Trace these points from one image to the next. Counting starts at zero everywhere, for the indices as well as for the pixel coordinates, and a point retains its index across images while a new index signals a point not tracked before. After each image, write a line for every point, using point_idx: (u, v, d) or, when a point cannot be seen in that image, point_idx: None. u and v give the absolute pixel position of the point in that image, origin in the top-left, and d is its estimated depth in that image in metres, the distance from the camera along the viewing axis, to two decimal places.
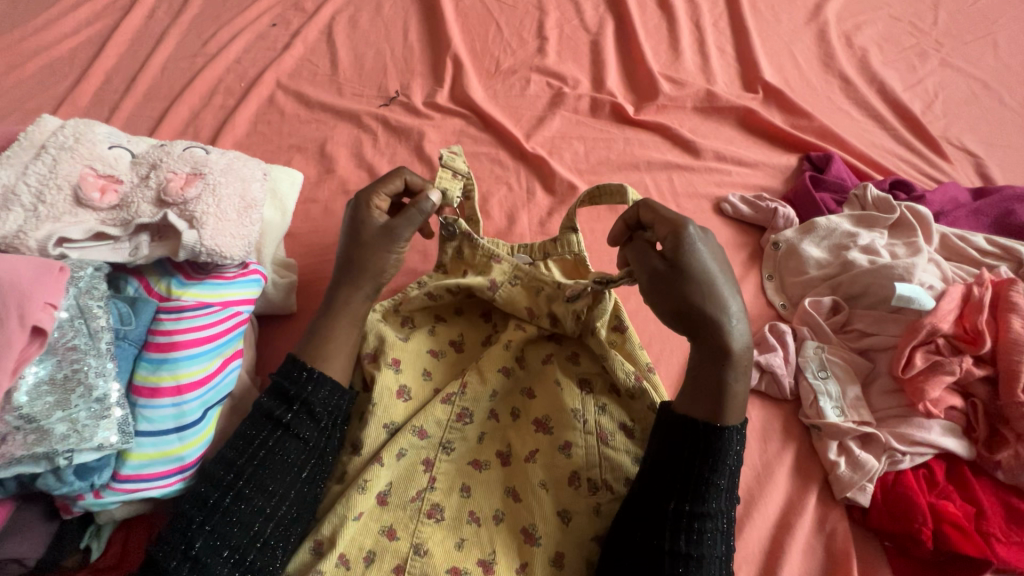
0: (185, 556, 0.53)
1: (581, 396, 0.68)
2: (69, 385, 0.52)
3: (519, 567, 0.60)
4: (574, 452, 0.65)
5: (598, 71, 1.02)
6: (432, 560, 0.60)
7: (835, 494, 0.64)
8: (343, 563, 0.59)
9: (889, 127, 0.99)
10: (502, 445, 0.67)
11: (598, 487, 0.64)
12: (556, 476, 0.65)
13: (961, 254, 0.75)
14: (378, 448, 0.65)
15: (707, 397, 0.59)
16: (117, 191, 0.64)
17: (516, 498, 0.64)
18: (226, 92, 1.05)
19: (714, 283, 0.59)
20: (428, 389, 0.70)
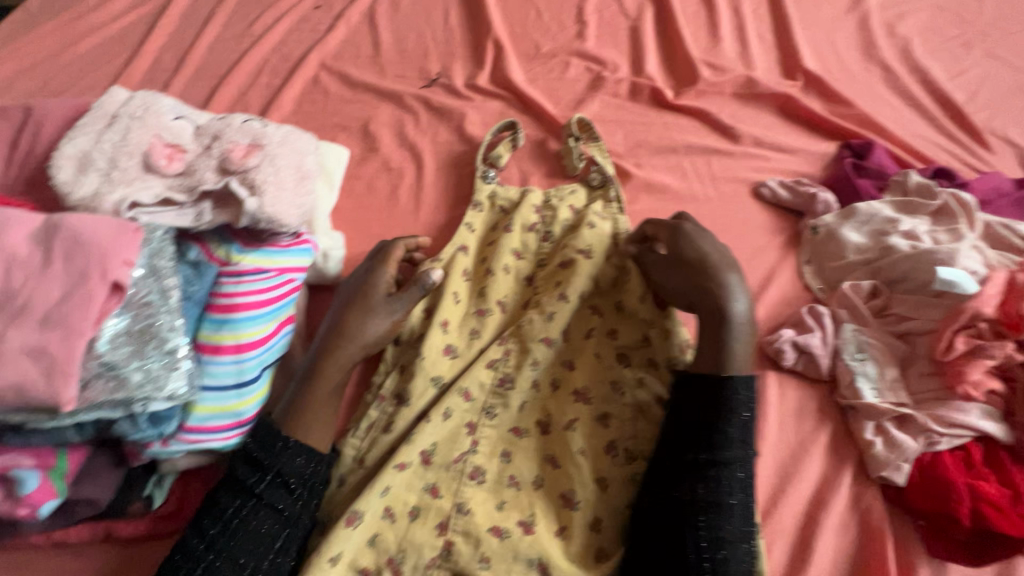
0: (212, 549, 0.57)
1: (621, 369, 0.71)
2: (144, 337, 0.55)
3: (557, 530, 0.63)
4: (612, 423, 0.68)
5: (637, 56, 1.02)
6: (474, 518, 0.63)
7: (870, 474, 0.65)
8: (389, 515, 0.63)
9: (931, 116, 0.98)
10: (542, 413, 0.69)
11: (634, 457, 0.66)
12: (594, 445, 0.66)
13: (1006, 242, 0.74)
14: (425, 404, 0.69)
15: (709, 357, 0.63)
16: (183, 160, 0.67)
17: (556, 465, 0.66)
18: (271, 72, 1.08)
19: (711, 262, 0.66)
20: (475, 352, 0.72)
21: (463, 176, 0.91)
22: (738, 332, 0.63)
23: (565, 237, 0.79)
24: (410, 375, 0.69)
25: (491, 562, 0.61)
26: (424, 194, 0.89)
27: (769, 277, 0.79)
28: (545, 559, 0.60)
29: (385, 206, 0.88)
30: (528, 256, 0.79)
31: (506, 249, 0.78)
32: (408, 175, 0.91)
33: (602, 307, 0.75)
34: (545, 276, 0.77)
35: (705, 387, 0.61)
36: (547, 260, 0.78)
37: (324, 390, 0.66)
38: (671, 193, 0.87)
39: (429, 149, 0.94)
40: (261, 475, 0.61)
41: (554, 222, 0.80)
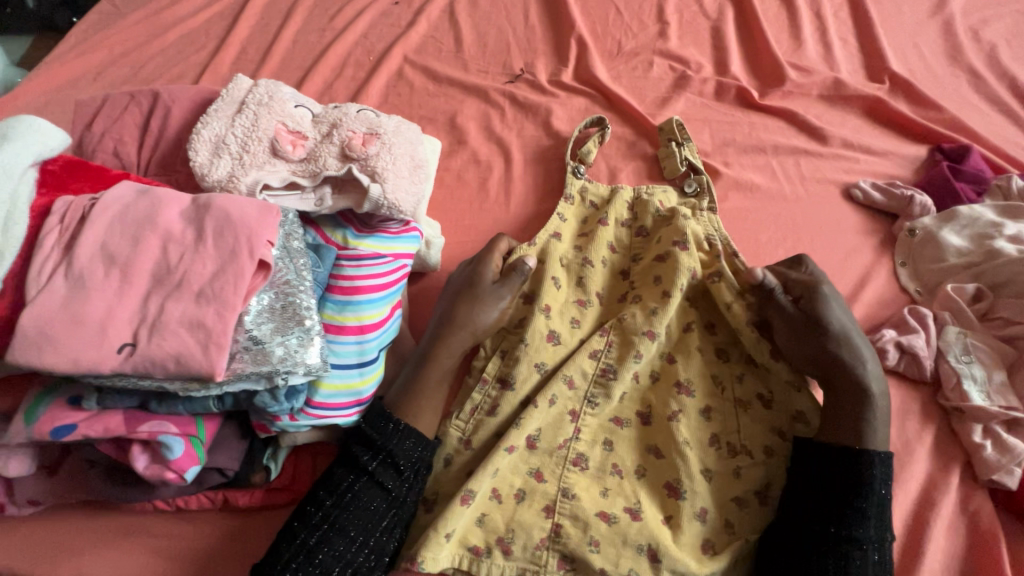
0: (326, 517, 0.59)
1: (720, 365, 0.72)
2: (285, 314, 0.58)
3: (663, 519, 0.64)
4: (714, 416, 0.68)
5: (720, 55, 1.03)
6: (580, 503, 0.64)
7: (978, 476, 0.65)
8: (496, 496, 0.65)
9: (1021, 122, 0.97)
10: (643, 405, 0.70)
11: (737, 451, 0.67)
12: (698, 437, 0.67)
13: None
14: (530, 390, 0.70)
15: (849, 424, 0.63)
16: (305, 146, 0.70)
17: (660, 455, 0.67)
18: (356, 65, 1.11)
19: (851, 339, 0.66)
20: (577, 343, 0.73)
21: (551, 170, 0.92)
22: (878, 413, 0.63)
23: (664, 226, 0.78)
24: (513, 360, 0.70)
25: (601, 546, 0.62)
26: (513, 186, 0.91)
27: (864, 278, 0.79)
28: (656, 546, 0.61)
29: (476, 198, 0.90)
30: (620, 250, 0.80)
31: (595, 243, 0.79)
32: (496, 168, 0.93)
33: (696, 301, 0.75)
34: (642, 269, 0.77)
35: (848, 466, 0.61)
36: (642, 253, 0.79)
37: (433, 374, 0.68)
38: (760, 192, 0.87)
39: (516, 143, 0.96)
40: (376, 453, 0.62)
41: (645, 215, 0.81)
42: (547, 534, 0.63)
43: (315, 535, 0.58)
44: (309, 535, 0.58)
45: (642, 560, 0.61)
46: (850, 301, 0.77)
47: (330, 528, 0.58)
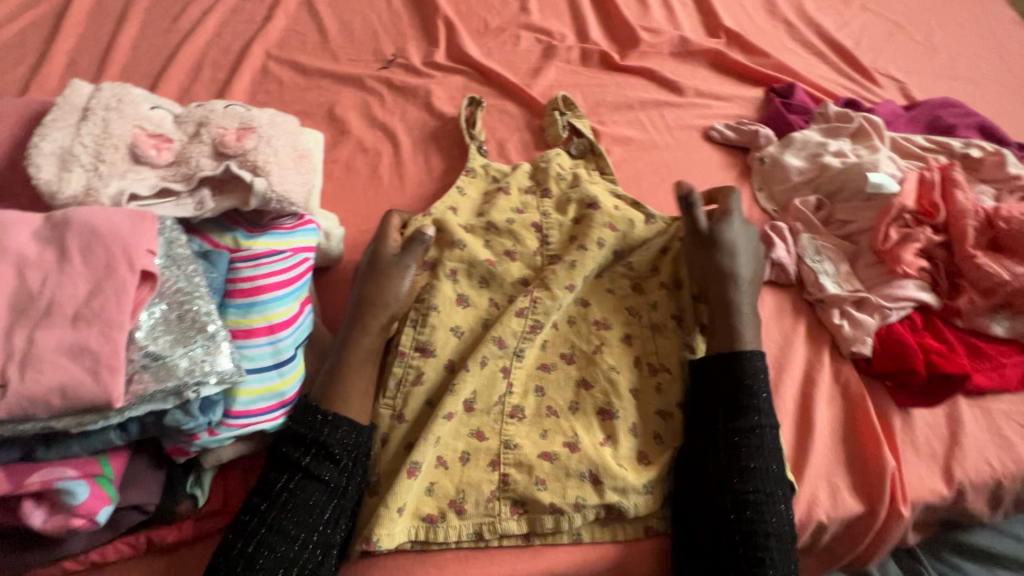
0: (263, 519, 0.57)
1: (633, 296, 0.78)
2: (184, 324, 0.54)
3: (603, 439, 0.69)
4: (635, 340, 0.75)
5: (580, 25, 1.10)
6: (522, 450, 0.67)
7: (843, 351, 0.78)
8: (442, 463, 0.66)
9: (829, 61, 1.15)
10: (568, 347, 0.75)
11: (658, 369, 0.74)
12: (624, 363, 0.73)
13: (908, 150, 0.90)
14: (457, 355, 0.72)
15: (724, 333, 0.72)
16: (172, 149, 0.65)
17: (589, 388, 0.72)
18: (213, 66, 1.04)
19: (734, 252, 0.76)
20: (498, 304, 0.75)
21: (440, 149, 0.93)
22: (744, 316, 0.72)
23: (573, 190, 0.83)
24: (430, 329, 0.72)
25: (547, 484, 0.65)
26: (406, 169, 0.91)
27: None
28: (597, 470, 0.66)
29: (370, 185, 0.89)
30: (529, 210, 0.82)
31: (497, 207, 0.81)
32: (386, 153, 0.92)
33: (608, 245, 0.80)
34: (554, 226, 0.80)
35: (727, 366, 0.69)
36: (551, 213, 0.82)
37: (358, 355, 0.67)
38: (635, 144, 0.95)
39: (402, 127, 0.95)
40: (307, 449, 0.61)
41: (548, 180, 0.85)
42: (496, 486, 0.66)
43: (253, 541, 0.56)
44: (247, 543, 0.56)
45: (586, 486, 0.65)
46: None
47: (269, 532, 0.57)
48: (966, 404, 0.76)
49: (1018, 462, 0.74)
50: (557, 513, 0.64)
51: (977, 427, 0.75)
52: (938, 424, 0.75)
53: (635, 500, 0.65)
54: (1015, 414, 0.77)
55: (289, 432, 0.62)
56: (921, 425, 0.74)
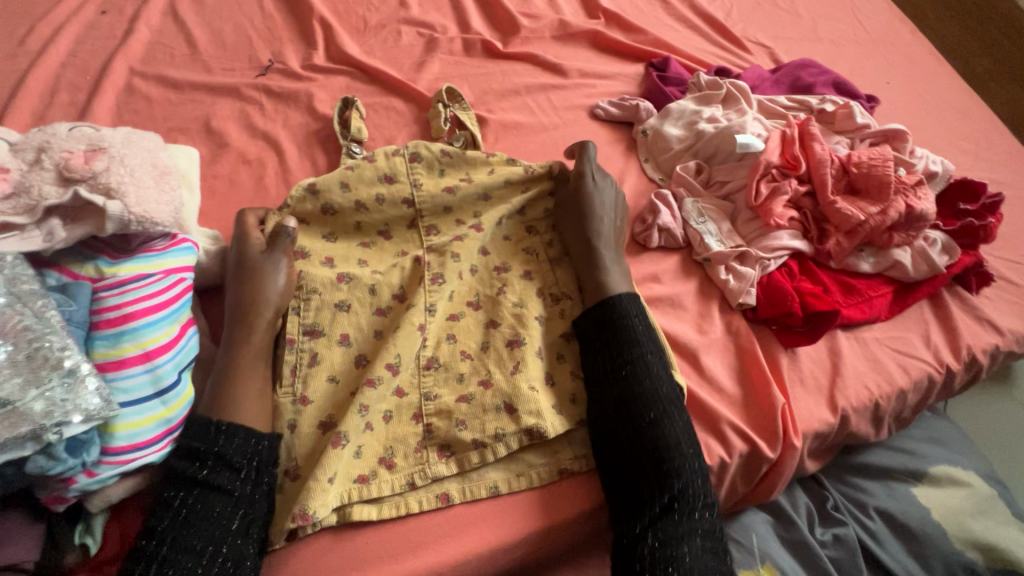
0: (162, 539, 0.55)
1: (529, 238, 0.83)
2: (34, 364, 0.50)
3: (513, 368, 0.71)
4: (534, 275, 0.80)
5: (460, 16, 1.10)
6: (441, 398, 0.69)
7: (732, 304, 0.82)
8: (368, 424, 0.66)
9: (703, 33, 1.21)
10: (471, 293, 0.77)
11: (559, 297, 0.79)
12: (527, 298, 0.76)
13: (773, 111, 0.96)
14: (351, 329, 0.72)
15: (592, 285, 0.76)
16: (8, 179, 0.59)
17: (497, 326, 0.74)
18: (71, 88, 0.96)
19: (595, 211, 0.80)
20: (385, 278, 0.75)
21: (328, 153, 0.91)
22: (608, 267, 0.77)
23: (445, 159, 0.83)
24: (314, 309, 0.72)
25: (467, 423, 0.67)
26: (293, 177, 0.88)
27: (621, 179, 0.94)
28: (511, 399, 0.68)
29: (256, 197, 0.86)
30: (401, 179, 0.80)
31: (361, 184, 0.78)
32: (270, 163, 0.89)
33: (491, 194, 0.82)
34: (427, 198, 0.80)
35: (597, 310, 0.73)
36: (423, 182, 0.81)
37: (246, 357, 0.66)
38: (525, 128, 0.97)
39: (285, 134, 0.92)
40: (202, 463, 0.58)
41: (418, 143, 0.82)
42: (411, 470, 0.65)
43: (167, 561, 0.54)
44: (149, 563, 0.53)
45: (503, 416, 0.68)
46: None
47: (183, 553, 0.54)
48: (843, 337, 0.83)
49: (892, 383, 0.81)
50: (480, 447, 0.67)
51: (855, 356, 0.82)
52: (821, 358, 0.81)
53: (552, 420, 0.68)
54: (886, 340, 0.85)
55: (186, 434, 0.59)
56: (806, 362, 0.81)
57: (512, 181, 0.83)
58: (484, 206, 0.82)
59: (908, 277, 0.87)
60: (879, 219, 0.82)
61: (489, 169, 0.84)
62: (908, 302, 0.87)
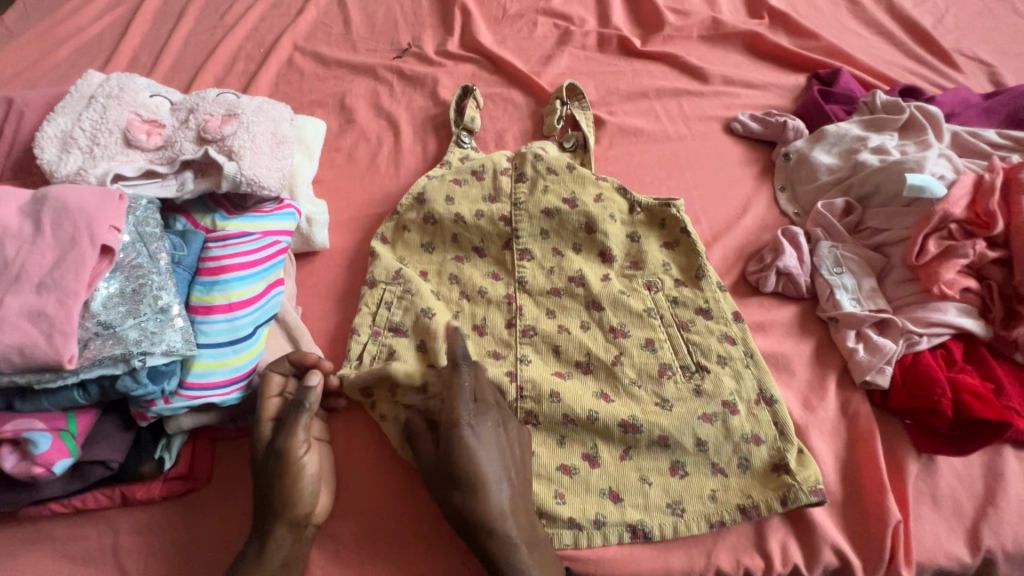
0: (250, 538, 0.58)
1: (629, 277, 0.73)
2: (138, 297, 0.58)
3: (579, 431, 0.64)
4: (626, 329, 0.69)
5: (602, 8, 1.03)
6: None
7: (855, 380, 0.67)
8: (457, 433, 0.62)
9: (898, 42, 0.99)
10: (557, 326, 0.71)
11: (653, 351, 0.68)
12: (646, 372, 0.66)
13: (973, 148, 0.75)
14: (429, 334, 0.71)
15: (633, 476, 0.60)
16: (161, 134, 0.70)
17: (573, 375, 0.68)
18: (247, 58, 1.10)
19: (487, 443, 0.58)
20: (470, 303, 0.74)
21: (439, 139, 0.92)
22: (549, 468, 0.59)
23: (549, 177, 0.80)
24: (403, 311, 0.73)
25: (566, 498, 0.61)
26: (403, 158, 0.91)
27: (745, 206, 0.81)
28: (580, 473, 0.62)
29: (366, 174, 0.90)
30: (502, 199, 0.80)
31: (465, 199, 0.80)
32: (386, 143, 0.93)
33: (592, 224, 0.76)
34: (525, 217, 0.78)
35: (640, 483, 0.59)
36: (524, 201, 0.79)
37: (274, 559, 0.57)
38: (644, 136, 0.88)
39: (405, 116, 0.95)
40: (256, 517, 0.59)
41: (524, 165, 0.82)
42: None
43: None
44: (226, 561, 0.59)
45: (566, 481, 0.62)
46: (729, 229, 0.79)
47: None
48: (1013, 457, 0.63)
49: None
50: (575, 528, 0.60)
51: None
52: (972, 478, 0.62)
53: (640, 515, 0.60)
54: None
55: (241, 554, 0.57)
56: (946, 476, 0.62)
57: (618, 217, 0.77)
58: (586, 236, 0.76)
59: None
60: None
61: (597, 193, 0.78)
62: None
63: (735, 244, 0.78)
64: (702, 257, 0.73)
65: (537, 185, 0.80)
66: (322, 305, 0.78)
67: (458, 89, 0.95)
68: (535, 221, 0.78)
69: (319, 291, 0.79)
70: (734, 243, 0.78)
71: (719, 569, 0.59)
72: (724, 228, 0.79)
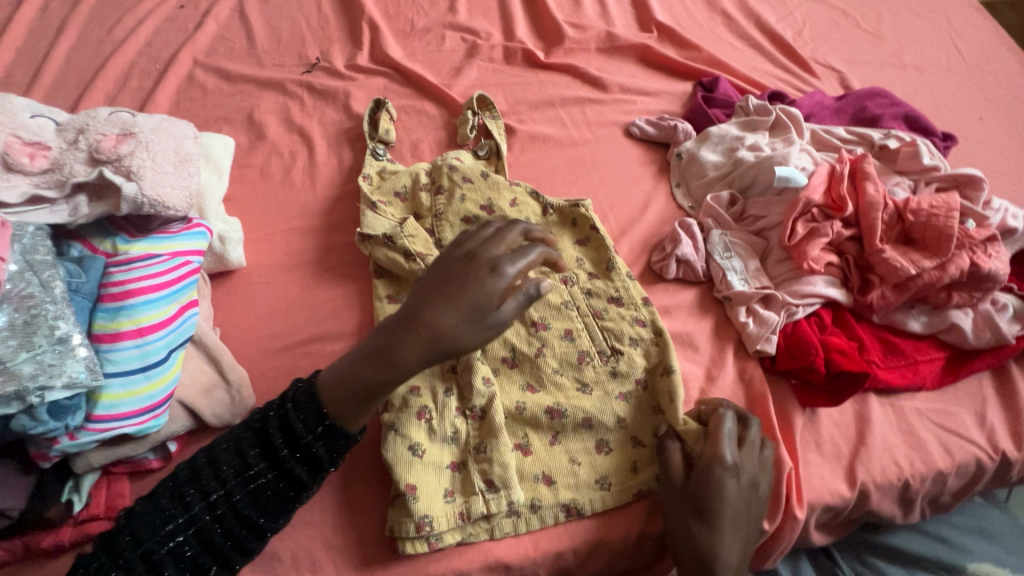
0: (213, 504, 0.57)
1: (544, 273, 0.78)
2: (30, 329, 0.54)
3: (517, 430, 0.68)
4: (545, 322, 0.73)
5: (507, 23, 1.09)
6: (428, 458, 0.64)
7: (749, 350, 0.75)
8: (415, 451, 0.63)
9: (766, 53, 1.12)
10: None
11: (573, 339, 0.72)
12: (566, 361, 0.71)
13: (827, 143, 0.87)
14: None
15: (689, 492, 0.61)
16: (47, 156, 0.65)
17: (507, 373, 0.71)
18: (142, 75, 1.05)
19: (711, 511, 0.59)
20: None
21: (354, 152, 0.93)
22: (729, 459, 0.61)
23: (465, 185, 0.83)
24: None
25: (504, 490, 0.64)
26: (319, 172, 0.91)
27: (646, 203, 0.88)
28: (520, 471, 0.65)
29: (280, 189, 0.89)
30: (424, 214, 0.83)
31: (387, 214, 0.81)
32: (300, 157, 0.92)
33: None
34: (447, 228, 0.80)
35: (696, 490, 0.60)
36: (443, 210, 0.82)
37: (380, 383, 0.57)
38: (553, 142, 0.94)
39: (318, 130, 0.95)
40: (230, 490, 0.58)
41: (440, 177, 0.85)
42: (381, 479, 0.65)
43: (153, 558, 0.54)
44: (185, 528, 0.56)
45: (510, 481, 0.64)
46: (634, 223, 0.86)
47: (174, 567, 0.55)
48: (877, 403, 0.74)
49: (927, 462, 0.71)
50: (514, 516, 0.64)
51: (888, 426, 0.73)
52: (846, 424, 0.72)
53: (573, 495, 0.65)
54: (931, 412, 0.74)
55: (343, 387, 0.58)
56: (827, 425, 0.72)
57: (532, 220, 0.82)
58: None
59: (967, 345, 0.76)
60: (935, 275, 0.73)
61: (512, 198, 0.83)
62: (964, 373, 0.76)
63: (640, 237, 0.85)
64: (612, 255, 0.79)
65: (455, 194, 0.83)
66: (241, 325, 0.76)
67: (370, 101, 0.96)
68: (456, 229, 0.80)
69: (238, 311, 0.77)
70: (639, 237, 0.85)
71: (642, 529, 0.65)
72: (630, 222, 0.86)
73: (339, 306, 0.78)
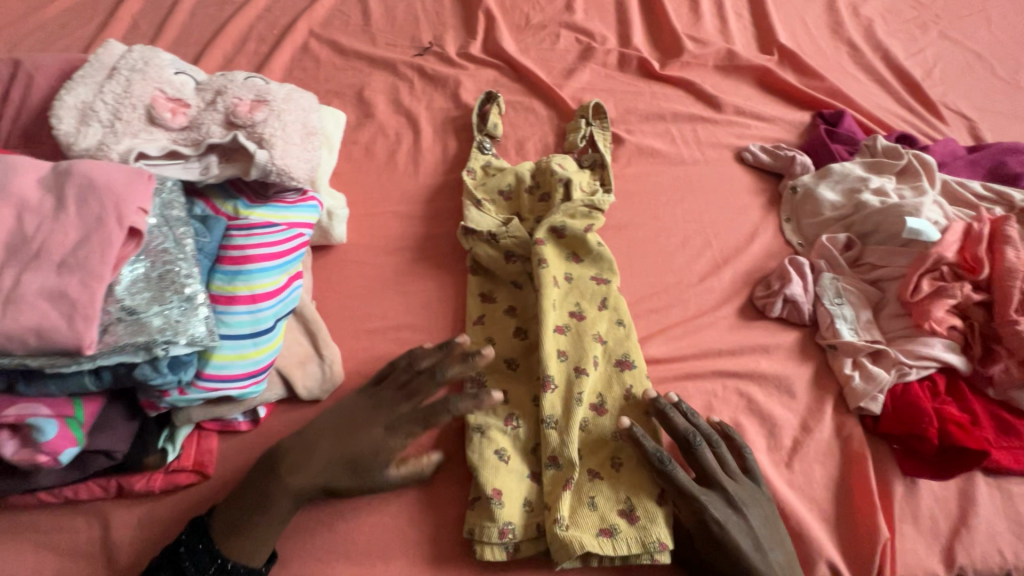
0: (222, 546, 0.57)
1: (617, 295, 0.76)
2: (163, 284, 0.56)
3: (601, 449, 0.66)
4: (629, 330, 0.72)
5: (623, 28, 1.06)
6: (512, 463, 0.64)
7: (849, 405, 0.72)
8: (502, 456, 0.64)
9: (892, 90, 1.06)
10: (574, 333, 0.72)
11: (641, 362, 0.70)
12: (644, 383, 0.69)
13: (960, 198, 0.82)
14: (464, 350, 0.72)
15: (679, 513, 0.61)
16: (187, 114, 0.67)
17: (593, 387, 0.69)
18: (259, 39, 1.07)
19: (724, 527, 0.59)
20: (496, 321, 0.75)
21: (459, 142, 0.93)
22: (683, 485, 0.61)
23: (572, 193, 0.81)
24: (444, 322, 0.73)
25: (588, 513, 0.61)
26: (423, 157, 0.91)
27: (752, 234, 0.85)
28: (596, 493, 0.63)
29: (383, 170, 0.89)
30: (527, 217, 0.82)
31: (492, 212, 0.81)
32: (405, 140, 0.92)
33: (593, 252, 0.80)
34: None
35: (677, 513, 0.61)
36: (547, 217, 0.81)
37: (275, 510, 0.58)
38: (660, 158, 0.91)
39: (425, 115, 0.95)
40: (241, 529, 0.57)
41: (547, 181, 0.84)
42: (460, 477, 0.65)
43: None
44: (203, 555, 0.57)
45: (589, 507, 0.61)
46: (738, 254, 0.83)
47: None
48: (983, 483, 0.69)
49: None
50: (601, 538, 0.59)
51: (993, 509, 0.68)
52: (948, 500, 0.68)
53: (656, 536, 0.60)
54: None
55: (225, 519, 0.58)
56: (926, 497, 0.68)
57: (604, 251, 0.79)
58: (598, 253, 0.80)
59: None
60: None
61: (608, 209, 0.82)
62: None
63: (743, 269, 0.82)
64: (614, 286, 0.75)
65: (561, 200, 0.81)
66: (336, 302, 0.77)
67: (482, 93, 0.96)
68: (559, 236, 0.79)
69: (334, 287, 0.78)
70: (742, 269, 0.82)
71: None
72: (734, 252, 0.83)
73: (432, 295, 0.78)
